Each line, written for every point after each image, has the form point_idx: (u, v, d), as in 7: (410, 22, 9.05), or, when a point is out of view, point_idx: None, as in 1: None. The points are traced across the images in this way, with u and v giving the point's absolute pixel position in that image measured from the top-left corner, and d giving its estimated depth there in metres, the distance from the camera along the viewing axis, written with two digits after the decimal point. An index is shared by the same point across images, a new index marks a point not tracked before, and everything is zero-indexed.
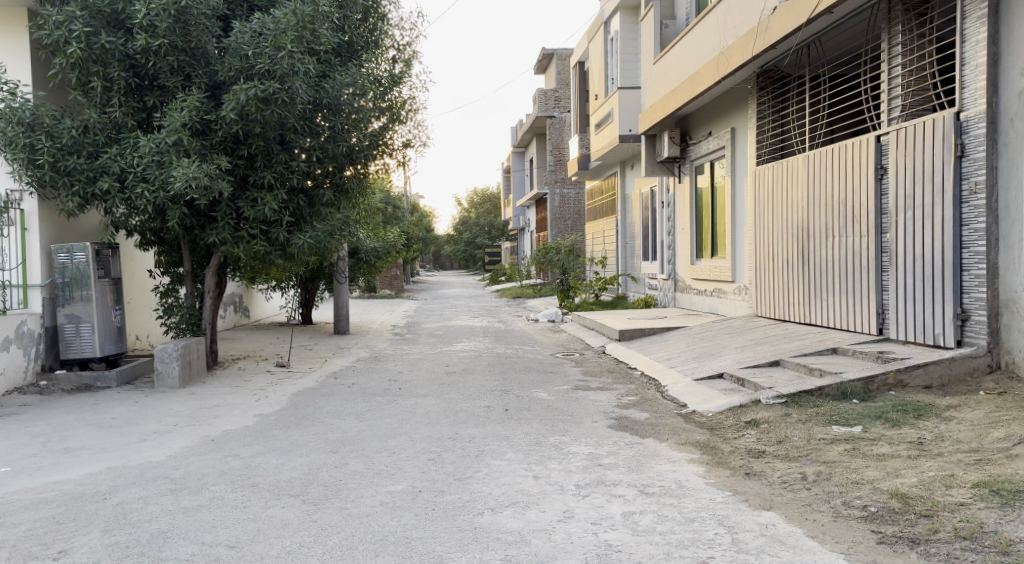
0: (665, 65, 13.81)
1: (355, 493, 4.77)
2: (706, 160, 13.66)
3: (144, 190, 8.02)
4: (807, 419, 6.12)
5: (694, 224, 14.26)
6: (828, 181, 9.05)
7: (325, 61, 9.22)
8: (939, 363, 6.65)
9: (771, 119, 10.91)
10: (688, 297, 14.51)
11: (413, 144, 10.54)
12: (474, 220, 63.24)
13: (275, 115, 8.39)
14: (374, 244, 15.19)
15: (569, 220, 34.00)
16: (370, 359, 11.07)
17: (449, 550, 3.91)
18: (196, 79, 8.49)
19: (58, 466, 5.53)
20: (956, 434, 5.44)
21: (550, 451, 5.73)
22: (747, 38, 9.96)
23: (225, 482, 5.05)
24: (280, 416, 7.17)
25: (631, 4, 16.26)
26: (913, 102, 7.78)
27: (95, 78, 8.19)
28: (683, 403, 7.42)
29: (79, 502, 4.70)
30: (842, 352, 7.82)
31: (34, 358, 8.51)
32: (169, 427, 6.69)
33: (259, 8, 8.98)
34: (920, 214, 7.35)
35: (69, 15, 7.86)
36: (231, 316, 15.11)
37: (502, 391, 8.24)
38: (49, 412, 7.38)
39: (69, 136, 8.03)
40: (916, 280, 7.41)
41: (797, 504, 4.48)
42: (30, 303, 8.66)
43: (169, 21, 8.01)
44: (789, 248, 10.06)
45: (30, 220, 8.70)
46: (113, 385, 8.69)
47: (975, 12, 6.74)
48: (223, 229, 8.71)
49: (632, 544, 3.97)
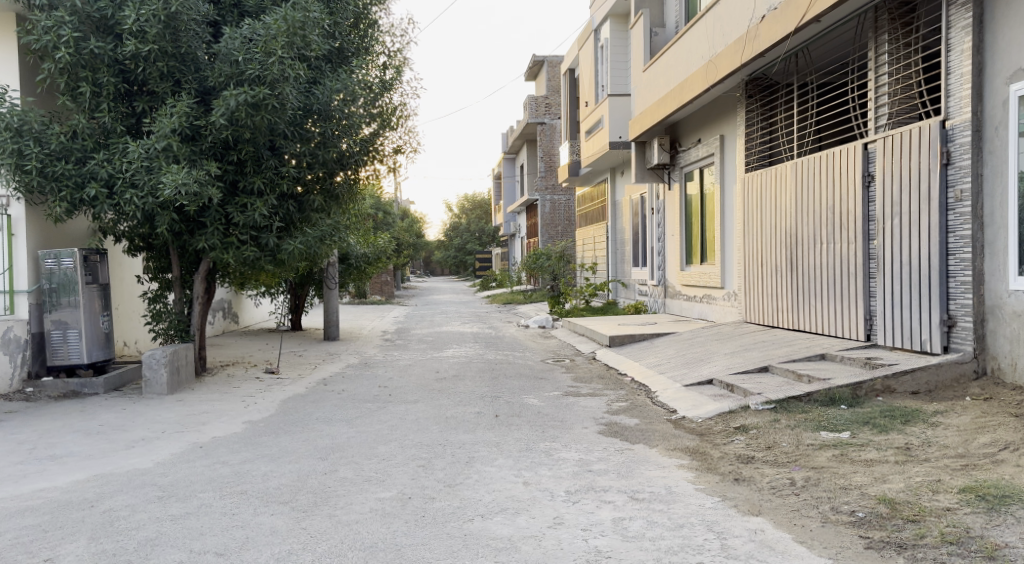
0: (655, 73, 13.88)
1: (344, 500, 4.76)
2: (696, 168, 13.75)
3: (132, 196, 7.99)
4: (796, 425, 6.16)
5: (683, 231, 14.35)
6: (817, 188, 9.10)
7: (315, 67, 9.23)
8: (926, 369, 6.68)
9: (759, 126, 10.97)
10: (677, 302, 14.59)
11: (404, 150, 10.56)
12: (464, 227, 63.19)
13: (266, 121, 8.37)
14: (365, 250, 15.16)
15: (560, 225, 33.70)
16: (360, 366, 11.04)
17: (439, 556, 3.92)
18: (185, 85, 8.46)
19: (45, 473, 5.49)
20: (943, 439, 5.48)
21: (540, 457, 5.73)
22: (735, 46, 10.03)
23: (213, 489, 5.02)
24: (269, 422, 7.14)
25: (620, 12, 16.46)
26: (900, 111, 7.84)
27: (84, 83, 8.15)
28: (672, 409, 7.43)
29: (65, 510, 4.66)
30: (830, 358, 7.87)
31: (20, 364, 8.48)
32: (157, 434, 6.66)
33: (249, 14, 8.97)
34: (906, 220, 7.41)
35: (58, 20, 7.83)
36: (221, 322, 15.10)
37: (492, 398, 8.23)
38: (36, 419, 7.34)
39: (57, 142, 8.01)
40: (903, 286, 7.47)
41: (786, 509, 4.50)
42: (17, 310, 8.60)
43: (158, 27, 7.98)
44: (778, 254, 10.12)
45: (18, 225, 8.64)
46: (101, 392, 8.64)
47: (960, 22, 6.82)
48: (213, 235, 8.68)
49: (622, 549, 3.98)
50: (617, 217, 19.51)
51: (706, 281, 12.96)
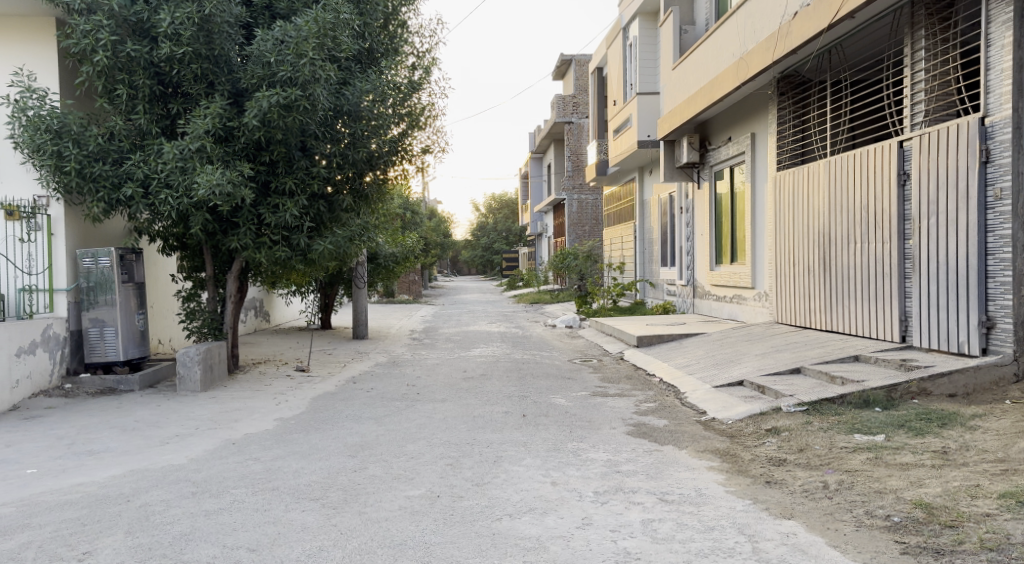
0: (685, 70, 13.75)
1: (374, 497, 4.79)
2: (727, 166, 13.61)
3: (167, 197, 8.10)
4: (829, 427, 6.08)
5: (713, 230, 14.23)
6: (851, 187, 8.94)
7: (346, 68, 9.30)
8: (964, 372, 6.55)
9: (792, 124, 10.82)
10: (707, 302, 14.46)
11: (432, 150, 10.59)
12: (492, 227, 63.17)
13: (298, 121, 8.46)
14: (393, 249, 15.23)
15: (587, 225, 33.58)
16: (388, 364, 11.12)
17: (468, 554, 3.93)
18: (218, 87, 8.58)
19: (83, 468, 5.60)
20: (981, 443, 5.37)
21: (568, 457, 5.73)
22: (767, 43, 9.91)
23: (245, 485, 5.09)
24: (300, 420, 7.23)
25: (650, 10, 16.34)
26: (937, 107, 7.69)
27: (121, 85, 8.30)
28: (702, 410, 7.38)
29: (102, 504, 4.76)
30: (864, 360, 7.75)
31: (59, 361, 8.60)
32: (191, 431, 6.77)
33: (280, 16, 9.06)
34: (943, 219, 7.28)
35: (96, 24, 7.96)
36: (252, 320, 15.29)
37: (520, 397, 8.24)
38: (74, 415, 7.49)
39: (95, 144, 8.16)
40: (940, 287, 7.33)
41: (819, 513, 4.45)
42: (56, 307, 8.74)
43: (192, 29, 8.10)
44: (809, 254, 10.02)
45: (56, 225, 8.79)
46: (136, 389, 8.78)
47: (1001, 17, 6.70)
48: (245, 235, 8.79)
49: (652, 551, 3.96)
50: (646, 216, 19.42)
51: (736, 281, 12.82)
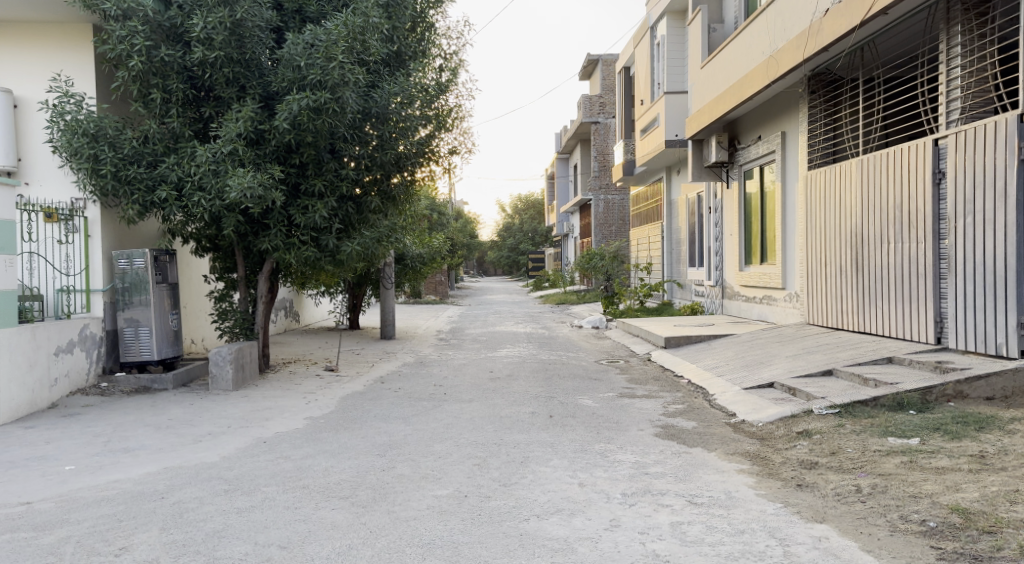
0: (713, 69, 13.64)
1: (402, 497, 4.81)
2: (756, 165, 13.48)
3: (200, 198, 8.24)
4: (862, 430, 6.00)
5: (743, 230, 14.10)
6: (885, 186, 8.81)
7: (374, 71, 9.38)
8: (1002, 375, 6.41)
9: (823, 122, 10.67)
10: (736, 303, 14.33)
11: (458, 151, 10.62)
12: (518, 227, 63.14)
13: (327, 124, 8.53)
14: (420, 250, 15.28)
15: (614, 225, 33.39)
16: (416, 364, 11.16)
17: (496, 555, 3.93)
18: (249, 90, 8.68)
19: (119, 465, 5.71)
20: (1020, 448, 5.25)
21: (596, 458, 5.71)
22: (798, 41, 9.79)
23: (276, 483, 5.14)
24: (329, 419, 7.29)
25: (678, 8, 16.22)
26: (973, 105, 7.54)
27: (155, 89, 8.44)
28: (731, 412, 7.33)
29: (138, 500, 4.84)
30: (898, 361, 7.64)
31: (96, 360, 8.77)
32: (223, 429, 6.86)
33: (311, 19, 9.15)
34: (981, 219, 7.14)
35: (132, 30, 8.08)
36: (283, 320, 15.46)
37: (546, 398, 8.23)
38: (109, 413, 7.63)
39: (130, 147, 8.32)
40: (977, 288, 7.20)
41: (851, 517, 4.39)
42: (92, 307, 8.91)
43: (224, 34, 8.18)
44: (841, 254, 9.91)
45: (93, 227, 8.95)
46: (169, 387, 8.92)
47: None
48: (276, 237, 8.91)
49: (681, 554, 3.94)
50: (673, 216, 19.29)
51: (766, 281, 12.70)
